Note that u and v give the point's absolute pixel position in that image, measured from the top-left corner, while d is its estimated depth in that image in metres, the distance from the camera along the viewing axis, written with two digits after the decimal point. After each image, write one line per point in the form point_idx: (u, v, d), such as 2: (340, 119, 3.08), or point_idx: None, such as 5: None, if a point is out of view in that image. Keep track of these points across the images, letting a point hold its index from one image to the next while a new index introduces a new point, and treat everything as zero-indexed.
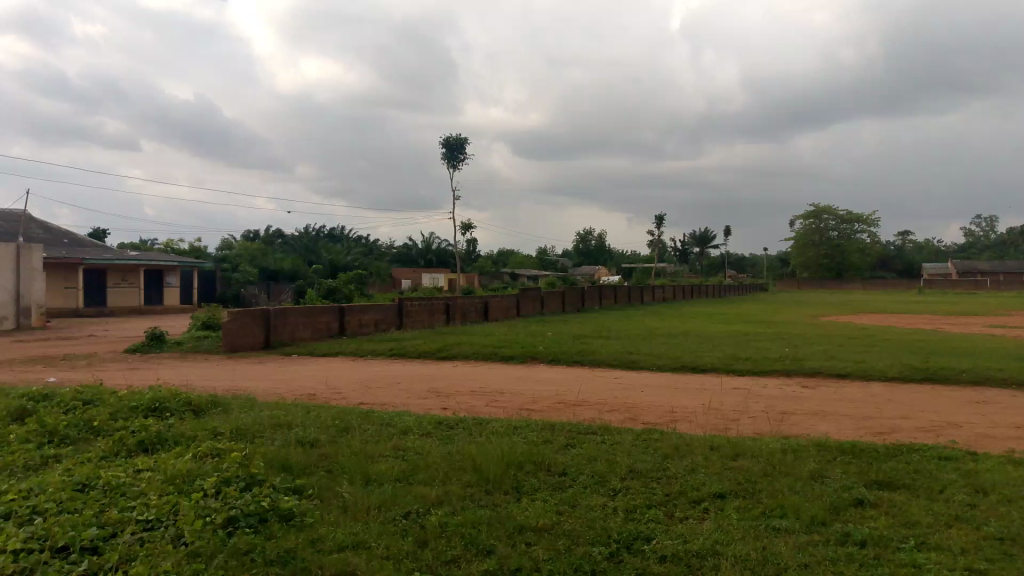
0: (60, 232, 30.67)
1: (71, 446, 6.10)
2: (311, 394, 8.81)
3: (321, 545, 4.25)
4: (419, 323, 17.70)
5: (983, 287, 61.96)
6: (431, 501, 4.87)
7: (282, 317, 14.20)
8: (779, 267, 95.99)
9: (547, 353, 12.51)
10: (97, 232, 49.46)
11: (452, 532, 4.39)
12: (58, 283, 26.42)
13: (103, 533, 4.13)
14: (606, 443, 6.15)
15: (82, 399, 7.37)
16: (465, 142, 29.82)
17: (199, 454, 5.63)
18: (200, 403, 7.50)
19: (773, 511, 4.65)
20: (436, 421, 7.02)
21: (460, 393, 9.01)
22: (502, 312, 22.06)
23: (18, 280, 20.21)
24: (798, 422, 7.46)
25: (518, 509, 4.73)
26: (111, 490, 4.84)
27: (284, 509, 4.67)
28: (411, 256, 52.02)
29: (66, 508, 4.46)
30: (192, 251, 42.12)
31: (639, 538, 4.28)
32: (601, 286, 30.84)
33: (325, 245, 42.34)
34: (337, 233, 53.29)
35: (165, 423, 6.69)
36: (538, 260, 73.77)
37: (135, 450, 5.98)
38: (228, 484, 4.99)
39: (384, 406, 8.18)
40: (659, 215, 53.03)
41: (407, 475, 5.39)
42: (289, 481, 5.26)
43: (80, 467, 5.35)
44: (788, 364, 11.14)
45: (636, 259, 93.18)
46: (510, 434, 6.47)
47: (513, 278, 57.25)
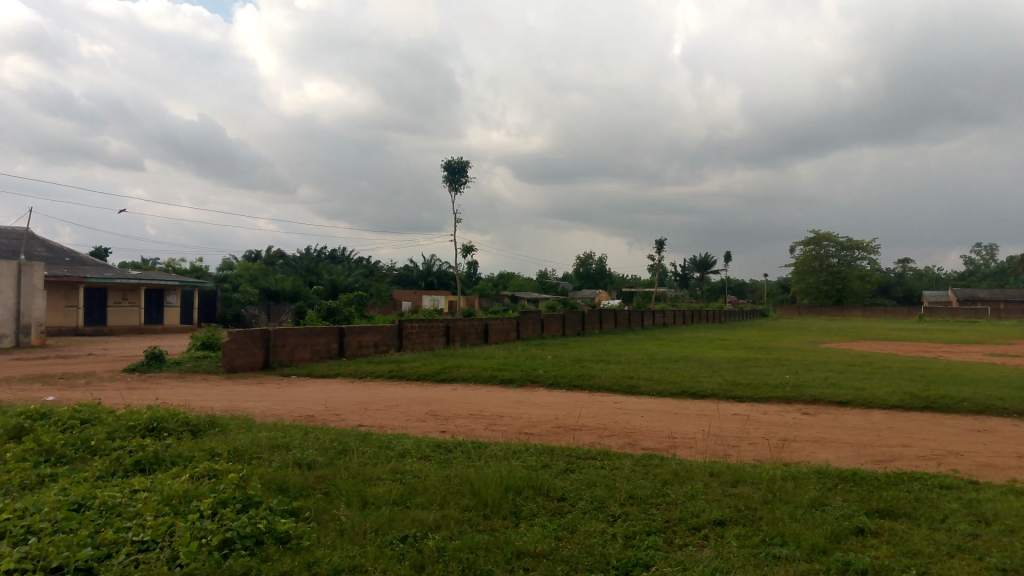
0: (62, 250, 30.75)
1: (67, 465, 6.08)
2: (310, 416, 8.78)
3: (318, 568, 4.22)
4: (418, 345, 17.68)
5: (983, 315, 61.97)
6: (429, 525, 4.83)
7: (282, 338, 14.20)
8: (779, 293, 96.11)
9: (546, 376, 12.48)
10: (99, 251, 49.61)
11: (450, 557, 4.35)
12: (58, 301, 26.45)
13: (98, 553, 4.10)
14: (605, 468, 6.12)
15: (79, 418, 7.35)
16: (467, 165, 29.98)
17: (196, 474, 5.60)
18: (198, 423, 7.47)
19: (773, 539, 4.61)
20: (435, 444, 6.99)
21: (459, 416, 8.98)
22: (502, 335, 22.04)
23: (19, 297, 20.24)
24: (798, 449, 7.43)
25: (516, 534, 4.69)
26: (106, 510, 4.82)
27: (281, 532, 4.64)
28: (411, 278, 52.11)
29: (60, 528, 4.43)
30: (193, 271, 42.19)
31: (638, 565, 4.24)
32: (601, 311, 30.84)
33: (326, 266, 42.42)
34: (338, 254, 53.43)
35: (163, 442, 6.66)
36: (539, 284, 73.86)
37: (132, 470, 5.94)
38: (224, 505, 4.96)
39: (383, 428, 8.15)
40: (660, 240, 53.15)
41: (405, 498, 5.36)
42: (286, 503, 5.23)
43: (76, 487, 5.32)
44: (788, 390, 11.11)
45: (636, 283, 93.27)
46: (509, 458, 6.44)
47: (513, 301, 57.27)
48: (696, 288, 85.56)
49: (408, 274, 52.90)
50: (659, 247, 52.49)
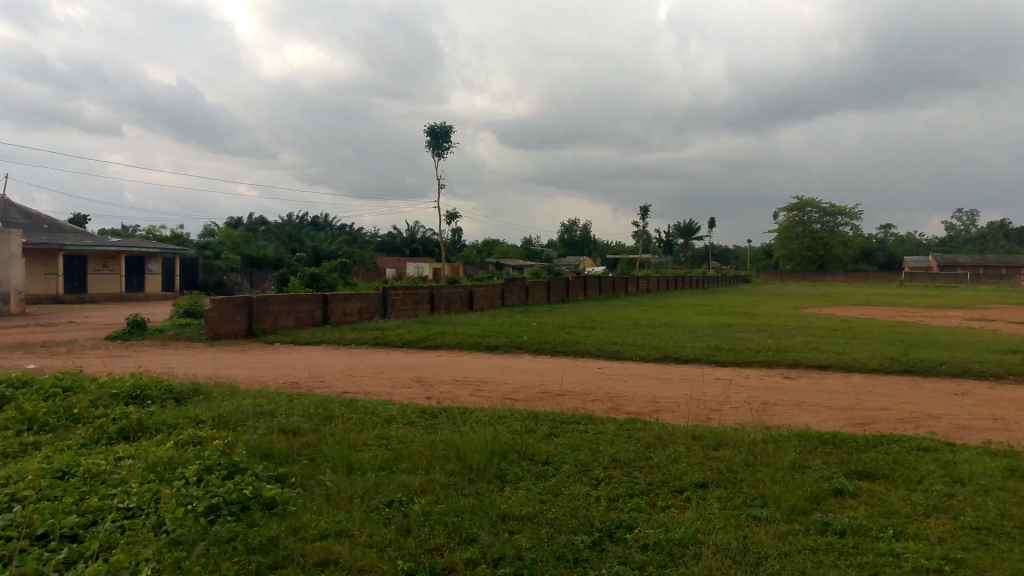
0: (40, 217, 30.32)
1: (50, 433, 6.05)
2: (294, 383, 8.77)
3: (304, 533, 4.25)
4: (403, 312, 17.67)
5: (963, 280, 62.75)
6: (414, 490, 4.87)
7: (265, 305, 14.12)
8: (762, 259, 96.67)
9: (531, 342, 12.53)
10: (79, 218, 48.96)
11: (436, 521, 4.39)
12: (37, 269, 26.12)
13: (83, 521, 4.10)
14: (589, 433, 6.18)
15: (61, 386, 7.30)
16: (451, 130, 29.70)
17: (180, 442, 5.59)
18: (182, 391, 7.45)
19: (754, 500, 4.69)
20: (420, 410, 7.02)
21: (444, 382, 9.01)
22: (487, 301, 22.05)
23: None
24: (779, 413, 7.52)
25: (501, 497, 4.74)
26: (91, 477, 4.81)
27: (267, 497, 4.66)
28: (395, 245, 51.89)
29: (45, 496, 4.42)
30: (174, 238, 41.74)
31: (621, 527, 4.30)
32: (586, 277, 30.92)
33: (310, 233, 42.12)
34: (321, 221, 53.01)
35: (146, 410, 6.64)
36: (523, 250, 73.81)
37: (115, 437, 5.93)
38: (210, 472, 4.97)
39: (368, 395, 8.17)
40: (645, 206, 53.09)
41: (391, 464, 5.39)
42: (272, 469, 5.24)
43: (59, 455, 5.30)
44: (769, 355, 11.24)
45: (621, 250, 93.45)
46: (494, 423, 6.48)
47: (497, 267, 57.27)
48: (680, 254, 85.89)
49: (392, 241, 52.68)
50: (643, 213, 52.54)
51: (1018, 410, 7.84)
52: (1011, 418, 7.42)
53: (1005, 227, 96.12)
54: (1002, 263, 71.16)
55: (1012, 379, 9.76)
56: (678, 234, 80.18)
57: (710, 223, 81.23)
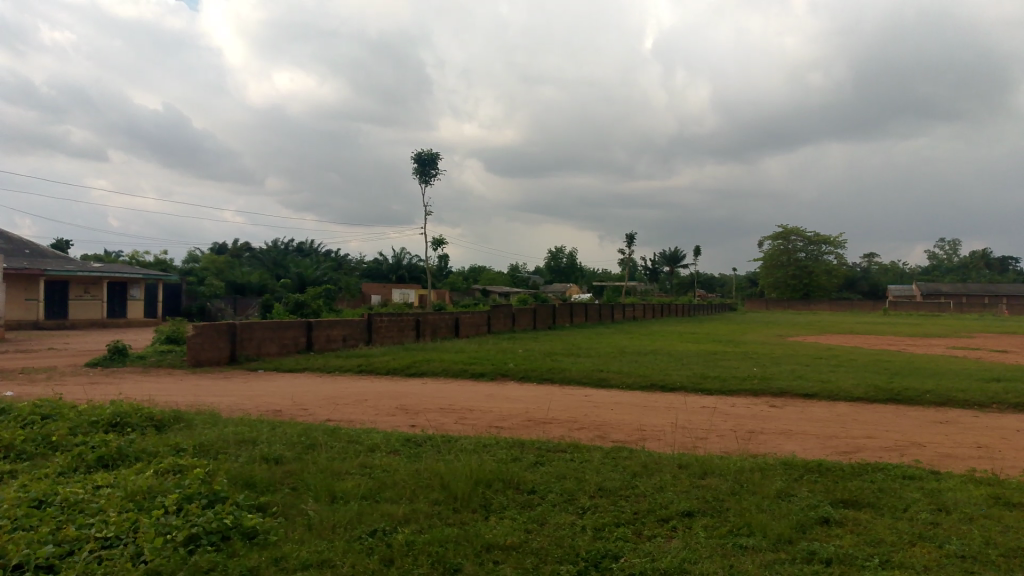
0: (22, 243, 30.05)
1: (27, 461, 5.94)
2: (277, 411, 8.67)
3: (285, 564, 4.18)
4: (388, 339, 17.58)
5: (946, 309, 63.36)
6: (398, 519, 4.81)
7: (248, 331, 14.02)
8: (747, 287, 97.27)
9: (517, 370, 12.48)
10: (62, 244, 48.58)
11: (419, 550, 4.34)
12: (18, 295, 25.83)
13: (59, 550, 4.02)
14: (575, 461, 6.15)
15: (40, 413, 7.19)
16: (437, 157, 29.81)
17: (160, 470, 5.51)
18: (163, 418, 7.36)
19: (740, 529, 4.67)
20: (405, 438, 6.95)
21: (429, 410, 8.96)
22: (473, 328, 21.99)
23: None
24: (765, 441, 7.52)
25: (486, 527, 4.69)
26: (68, 507, 4.72)
27: (248, 527, 4.58)
28: (381, 271, 51.77)
29: (21, 525, 4.34)
30: (157, 263, 41.43)
31: (607, 556, 4.26)
32: (572, 305, 30.95)
33: (295, 259, 41.98)
34: (307, 247, 52.82)
35: (126, 438, 6.54)
36: (510, 278, 73.86)
37: (94, 466, 5.83)
38: (190, 501, 4.89)
39: (352, 423, 8.09)
40: (631, 235, 53.35)
41: (374, 493, 5.33)
42: (253, 498, 5.17)
43: (36, 483, 5.20)
44: (756, 383, 11.25)
45: (607, 277, 93.77)
46: (479, 451, 6.43)
47: (483, 295, 57.24)
48: (666, 282, 86.30)
49: (378, 268, 52.52)
50: (629, 241, 52.77)
51: (1001, 439, 7.87)
52: (994, 447, 7.45)
53: (986, 256, 97.33)
54: (984, 293, 71.87)
55: (996, 408, 9.82)
56: (664, 263, 80.51)
57: (695, 251, 81.71)
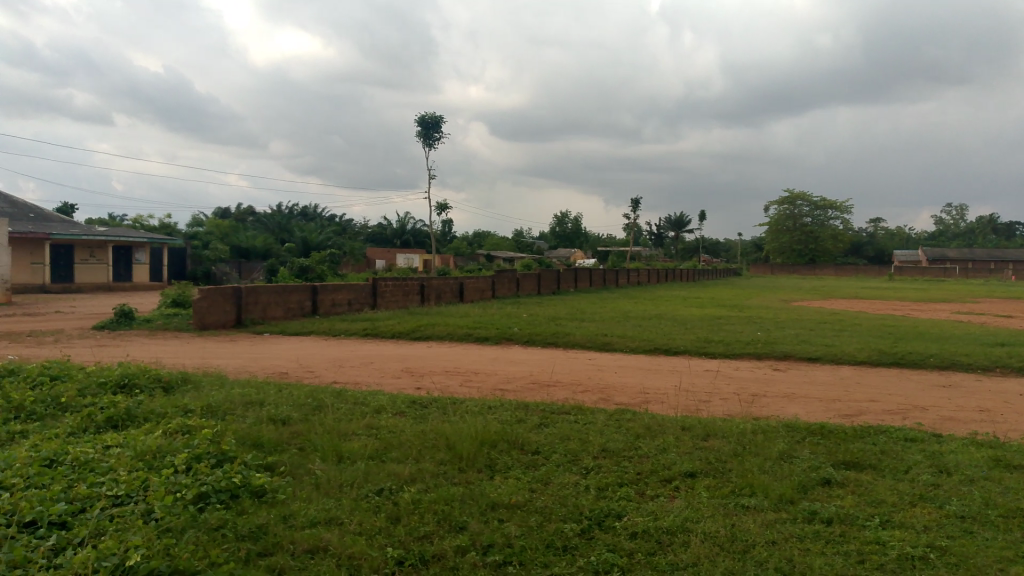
0: (27, 206, 30.09)
1: (38, 422, 6.01)
2: (283, 373, 8.75)
3: (293, 521, 4.24)
4: (393, 303, 17.62)
5: (952, 274, 63.27)
6: (404, 478, 4.87)
7: (254, 295, 14.08)
8: (753, 253, 97.19)
9: (522, 334, 12.52)
10: (67, 208, 48.56)
11: (425, 509, 4.40)
12: (23, 258, 25.95)
13: (72, 508, 4.10)
14: (578, 423, 6.19)
15: (49, 374, 7.26)
16: (441, 120, 29.58)
17: (168, 430, 5.56)
18: (170, 380, 7.42)
19: (742, 489, 4.71)
20: (410, 400, 6.99)
21: (434, 373, 9.03)
22: (477, 293, 22.03)
23: None
24: (768, 404, 7.57)
25: (490, 486, 4.75)
26: (79, 466, 4.79)
27: (256, 486, 4.66)
28: (386, 236, 51.80)
29: (33, 484, 4.42)
30: (162, 228, 41.41)
31: (610, 515, 4.32)
32: (576, 270, 30.96)
33: (300, 224, 41.97)
34: (310, 212, 52.71)
35: (134, 399, 6.60)
36: (515, 244, 73.87)
37: (104, 426, 5.90)
38: (199, 460, 4.96)
39: (357, 385, 8.17)
40: (636, 199, 53.04)
41: (381, 453, 5.39)
42: (260, 458, 5.22)
43: (47, 443, 5.27)
44: (759, 348, 11.28)
45: (612, 242, 93.67)
46: (484, 413, 6.49)
47: (487, 260, 57.22)
48: (670, 248, 85.91)
49: (382, 233, 52.49)
50: (635, 205, 52.50)
51: (1003, 402, 7.92)
52: (997, 410, 7.49)
53: (993, 223, 97.03)
54: (990, 258, 71.69)
55: (1000, 371, 9.86)
56: (669, 227, 80.16)
57: (701, 216, 81.18)
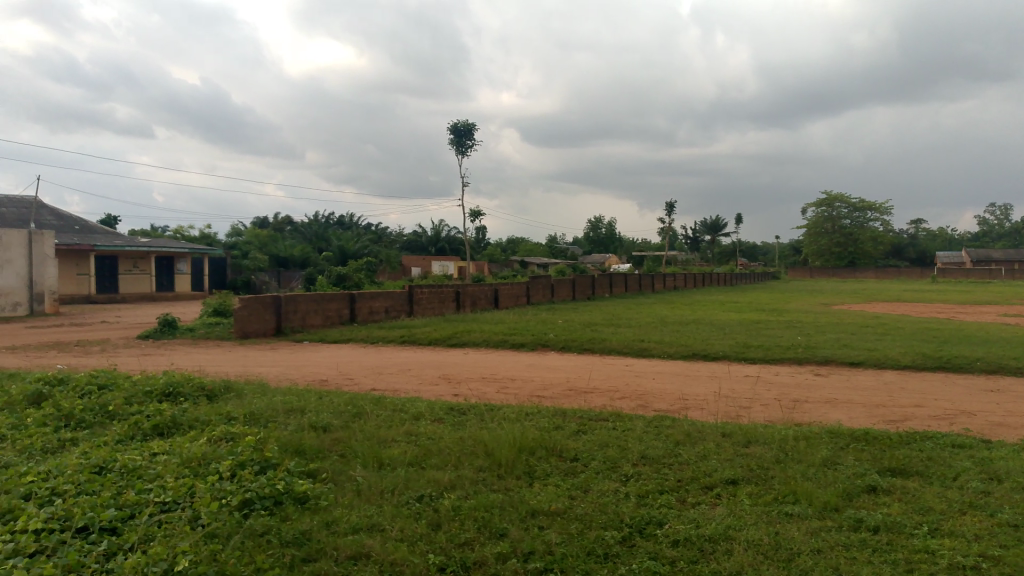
0: (72, 219, 30.90)
1: (87, 430, 6.16)
2: (323, 380, 8.86)
3: (336, 528, 4.29)
4: (429, 310, 17.73)
5: (999, 275, 61.61)
6: (444, 485, 4.90)
7: (293, 303, 14.26)
8: (791, 257, 95.89)
9: (557, 340, 12.51)
10: (111, 219, 49.74)
11: (465, 516, 4.42)
12: (69, 270, 26.72)
13: (121, 514, 4.21)
14: (617, 430, 6.16)
15: (97, 383, 7.44)
16: (473, 127, 29.68)
17: (213, 438, 5.67)
18: (214, 388, 7.55)
19: (785, 497, 4.65)
20: (448, 407, 7.03)
21: (471, 379, 9.06)
22: (512, 300, 22.07)
23: (30, 265, 20.53)
24: (810, 409, 7.46)
25: (530, 493, 4.75)
26: (127, 473, 4.90)
27: (299, 492, 4.72)
28: (421, 243, 52.18)
29: (84, 490, 4.54)
30: (203, 238, 42.19)
31: (651, 523, 4.29)
32: (611, 275, 30.80)
33: (336, 232, 42.43)
34: (346, 220, 53.29)
35: (180, 407, 6.74)
36: (549, 250, 73.76)
37: (150, 434, 6.03)
38: (243, 467, 5.04)
39: (396, 392, 8.24)
40: (671, 202, 52.57)
41: (420, 460, 5.42)
42: (303, 465, 5.29)
43: (97, 451, 5.41)
44: (800, 352, 11.12)
45: (647, 247, 93.14)
46: (521, 420, 6.49)
47: (522, 266, 57.22)
48: (706, 251, 85.12)
49: (417, 240, 52.87)
50: (669, 209, 52.19)
51: None
52: None
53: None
54: None
55: None
56: (704, 231, 79.44)
57: (737, 220, 80.26)
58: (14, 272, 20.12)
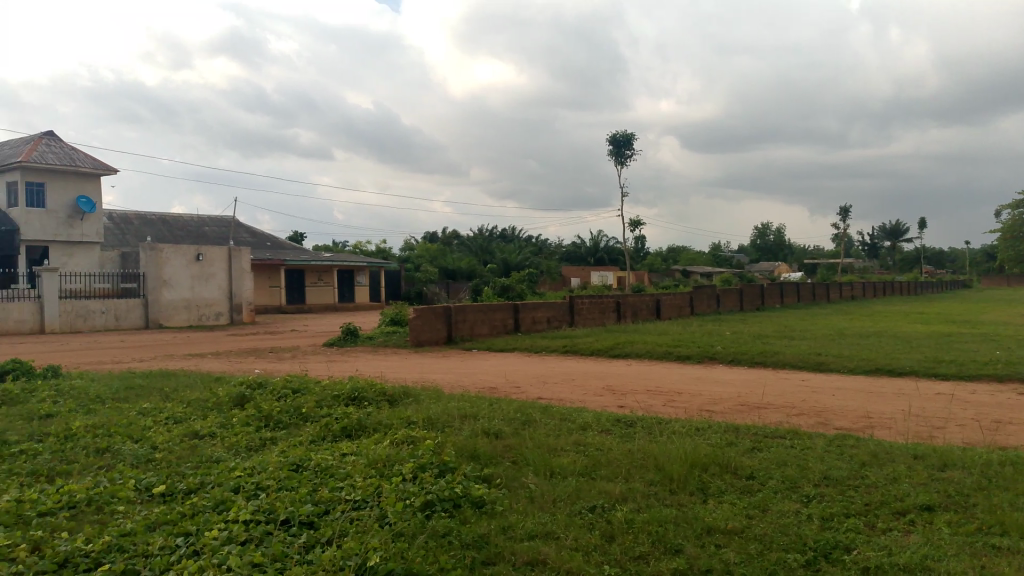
0: (264, 236, 33.84)
1: (285, 430, 6.74)
2: (492, 389, 9.13)
3: (513, 533, 4.42)
4: (591, 321, 17.80)
5: None
6: (616, 497, 4.91)
7: (461, 313, 14.80)
8: (986, 263, 87.30)
9: (725, 353, 12.15)
10: (297, 236, 54.08)
11: (639, 529, 4.41)
12: (263, 283, 29.35)
13: (318, 510, 4.56)
14: (796, 448, 5.90)
15: (291, 387, 8.10)
16: (632, 136, 29.56)
17: (395, 441, 6.02)
18: (393, 393, 8.00)
19: (991, 528, 4.26)
20: (616, 419, 7.03)
21: (637, 391, 9.00)
22: (676, 310, 21.68)
23: (231, 278, 22.71)
24: (1017, 432, 6.77)
25: (705, 510, 4.66)
26: (321, 471, 5.31)
27: (476, 497, 4.90)
28: (581, 254, 52.45)
29: (285, 486, 4.97)
30: (377, 252, 44.77)
31: (838, 547, 4.08)
32: (780, 285, 29.45)
33: (499, 244, 43.56)
34: (508, 233, 54.62)
35: (364, 411, 7.20)
36: (713, 259, 71.73)
37: (339, 435, 6.49)
38: (423, 470, 5.31)
39: (562, 402, 8.34)
40: (846, 207, 49.51)
41: (590, 470, 5.47)
42: (478, 470, 5.49)
43: (294, 449, 5.90)
44: (1001, 368, 10.11)
45: (818, 254, 88.26)
46: (693, 434, 6.37)
47: (684, 276, 56.00)
48: (886, 258, 79.33)
49: (577, 251, 53.19)
50: (843, 214, 49.22)
51: None
52: None
53: None
54: None
55: None
56: (883, 237, 74.15)
57: (922, 225, 74.24)
58: (217, 285, 22.35)
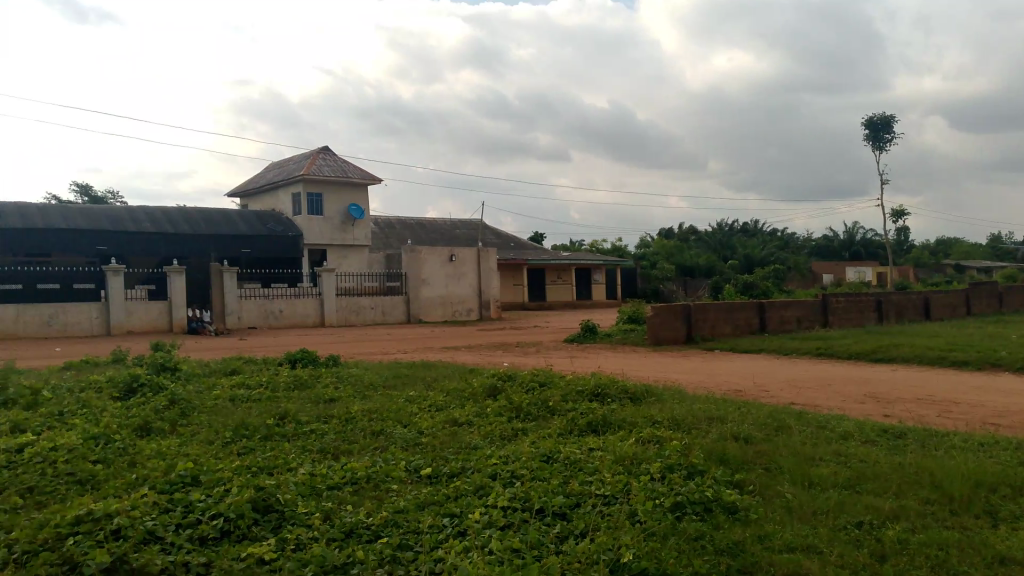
0: (508, 236, 35.54)
1: (535, 422, 7.05)
2: (738, 390, 8.83)
3: (770, 543, 4.25)
4: (847, 321, 16.53)
5: None
6: (886, 514, 4.53)
7: (702, 312, 14.47)
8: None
9: (1011, 360, 10.69)
10: (538, 236, 56.14)
11: (915, 551, 4.04)
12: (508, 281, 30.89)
13: (570, 502, 4.72)
14: None
15: (539, 380, 8.45)
16: (892, 119, 27.05)
17: (642, 439, 6.04)
18: (637, 391, 8.03)
19: None
20: (881, 429, 6.49)
21: (904, 400, 8.21)
22: (948, 310, 19.43)
23: (479, 277, 24.16)
24: None
25: (996, 537, 4.16)
26: (571, 464, 5.49)
27: (729, 502, 4.77)
28: (833, 248, 48.85)
29: (538, 476, 5.21)
30: (615, 250, 45.12)
31: None
32: None
33: (740, 240, 41.90)
34: (751, 227, 52.36)
35: (609, 407, 7.32)
36: (993, 251, 63.29)
37: (586, 430, 6.66)
38: (672, 471, 5.28)
39: (817, 408, 7.85)
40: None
41: (854, 483, 5.10)
42: (729, 474, 5.34)
43: (545, 441, 6.15)
44: None
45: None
46: (977, 451, 5.69)
47: (957, 271, 50.00)
48: None
49: (828, 245, 49.62)
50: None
51: None
52: None
53: None
54: None
55: None
56: None
57: None
58: (467, 283, 23.89)
